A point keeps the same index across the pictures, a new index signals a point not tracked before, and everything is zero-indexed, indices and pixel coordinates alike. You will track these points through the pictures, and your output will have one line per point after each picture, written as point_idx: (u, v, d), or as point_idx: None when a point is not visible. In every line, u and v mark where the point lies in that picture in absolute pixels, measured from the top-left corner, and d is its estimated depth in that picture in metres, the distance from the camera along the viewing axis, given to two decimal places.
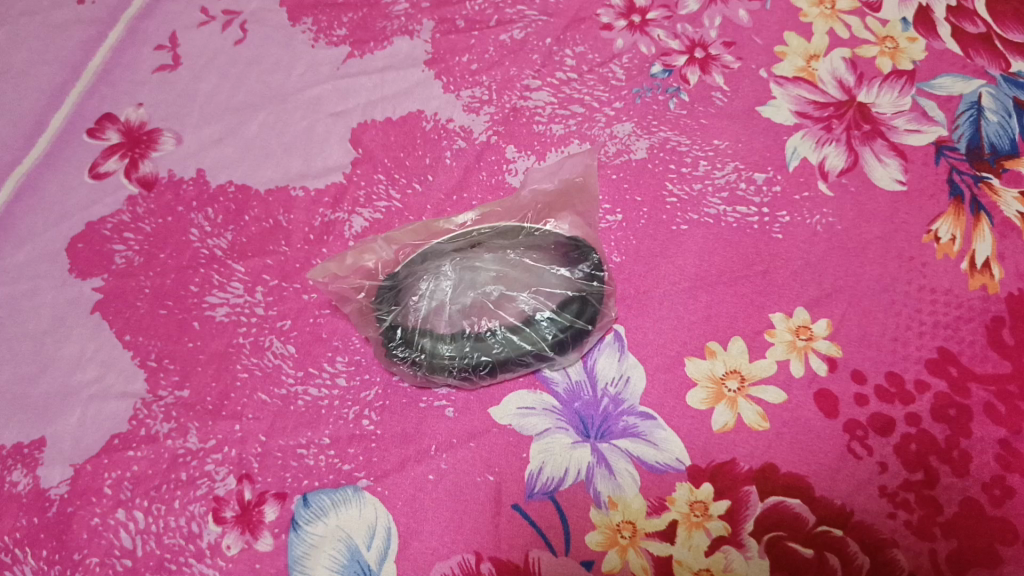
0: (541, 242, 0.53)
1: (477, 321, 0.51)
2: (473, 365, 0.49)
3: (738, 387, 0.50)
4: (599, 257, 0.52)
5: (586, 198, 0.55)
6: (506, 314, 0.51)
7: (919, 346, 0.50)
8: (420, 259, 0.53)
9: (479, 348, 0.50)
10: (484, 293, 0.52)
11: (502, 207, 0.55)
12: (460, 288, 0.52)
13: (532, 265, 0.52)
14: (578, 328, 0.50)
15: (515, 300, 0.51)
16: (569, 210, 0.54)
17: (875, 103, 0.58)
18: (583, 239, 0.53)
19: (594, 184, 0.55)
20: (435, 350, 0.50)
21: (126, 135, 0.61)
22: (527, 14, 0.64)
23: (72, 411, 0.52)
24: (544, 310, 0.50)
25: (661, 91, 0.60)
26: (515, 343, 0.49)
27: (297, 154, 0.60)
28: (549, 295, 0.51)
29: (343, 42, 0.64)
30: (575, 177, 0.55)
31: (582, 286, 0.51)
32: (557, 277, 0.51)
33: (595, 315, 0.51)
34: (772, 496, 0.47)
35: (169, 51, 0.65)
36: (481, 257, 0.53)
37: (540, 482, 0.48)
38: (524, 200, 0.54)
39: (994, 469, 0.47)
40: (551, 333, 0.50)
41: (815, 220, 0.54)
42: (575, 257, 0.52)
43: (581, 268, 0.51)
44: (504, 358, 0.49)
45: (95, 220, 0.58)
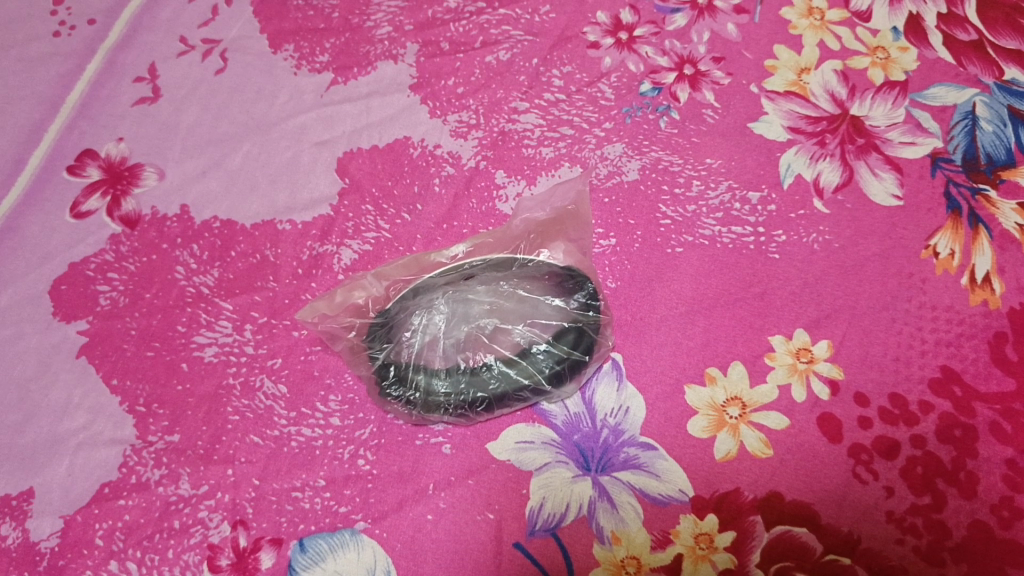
0: (535, 272, 0.52)
1: (472, 355, 0.51)
2: (469, 403, 0.49)
3: (740, 414, 0.49)
4: (594, 285, 0.51)
5: (581, 223, 0.54)
6: (502, 348, 0.51)
7: (922, 365, 0.49)
8: (414, 292, 0.52)
9: (474, 384, 0.49)
10: (477, 327, 0.52)
11: (493, 237, 0.54)
12: (454, 321, 0.52)
13: (525, 297, 0.52)
14: (575, 360, 0.49)
15: (510, 333, 0.51)
16: (562, 237, 0.53)
17: (868, 116, 0.57)
18: (576, 267, 0.52)
19: (588, 212, 0.55)
20: (429, 387, 0.49)
21: (107, 171, 0.60)
22: (513, 34, 0.63)
23: (59, 460, 0.50)
24: (539, 342, 0.50)
25: (651, 110, 0.59)
26: (512, 378, 0.49)
27: (284, 185, 0.59)
28: (545, 328, 0.51)
29: (326, 68, 0.63)
30: (566, 204, 0.55)
31: (578, 316, 0.50)
32: (553, 308, 0.51)
33: (592, 345, 0.50)
34: (778, 526, 0.46)
35: (148, 82, 0.64)
36: (473, 289, 0.53)
37: (542, 518, 0.47)
38: (517, 229, 0.54)
39: (1002, 490, 0.46)
40: (547, 365, 0.49)
41: (812, 238, 0.54)
42: (570, 287, 0.51)
43: (577, 297, 0.51)
44: (501, 393, 0.49)
45: (78, 261, 0.57)
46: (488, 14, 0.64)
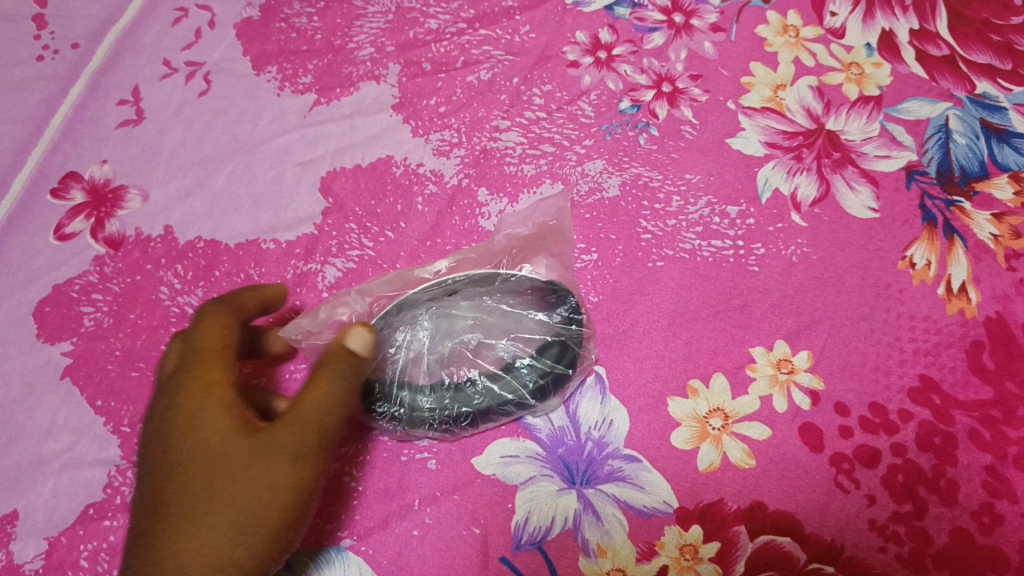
0: (518, 287, 0.52)
1: (459, 370, 0.52)
2: (454, 419, 0.49)
3: (722, 425, 0.49)
4: (577, 299, 0.52)
5: (564, 240, 0.54)
6: (488, 363, 0.52)
7: (900, 374, 0.50)
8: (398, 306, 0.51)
9: (458, 399, 0.49)
10: (463, 343, 0.53)
11: (475, 253, 0.53)
12: (439, 337, 0.53)
13: (509, 311, 0.53)
14: (558, 373, 0.50)
15: (493, 348, 0.52)
16: (544, 253, 0.53)
17: (844, 130, 0.58)
18: (559, 282, 0.52)
19: (568, 227, 0.55)
20: (415, 403, 0.49)
21: (91, 193, 0.60)
22: (493, 54, 0.64)
23: (43, 482, 0.50)
24: (522, 356, 0.51)
25: (631, 127, 0.60)
26: (497, 393, 0.49)
27: (267, 206, 0.59)
28: (528, 342, 0.52)
29: (309, 89, 0.63)
30: (549, 220, 0.55)
31: (561, 330, 0.51)
32: (536, 322, 0.52)
33: (575, 358, 0.51)
34: (762, 535, 0.47)
35: (132, 105, 0.64)
36: (457, 304, 0.53)
37: (528, 532, 0.48)
38: (499, 244, 0.53)
39: (981, 497, 0.47)
40: (531, 380, 0.50)
41: (790, 251, 0.54)
42: (552, 301, 0.52)
43: (559, 310, 0.52)
44: (485, 407, 0.49)
45: (62, 282, 0.57)
46: (469, 34, 0.65)
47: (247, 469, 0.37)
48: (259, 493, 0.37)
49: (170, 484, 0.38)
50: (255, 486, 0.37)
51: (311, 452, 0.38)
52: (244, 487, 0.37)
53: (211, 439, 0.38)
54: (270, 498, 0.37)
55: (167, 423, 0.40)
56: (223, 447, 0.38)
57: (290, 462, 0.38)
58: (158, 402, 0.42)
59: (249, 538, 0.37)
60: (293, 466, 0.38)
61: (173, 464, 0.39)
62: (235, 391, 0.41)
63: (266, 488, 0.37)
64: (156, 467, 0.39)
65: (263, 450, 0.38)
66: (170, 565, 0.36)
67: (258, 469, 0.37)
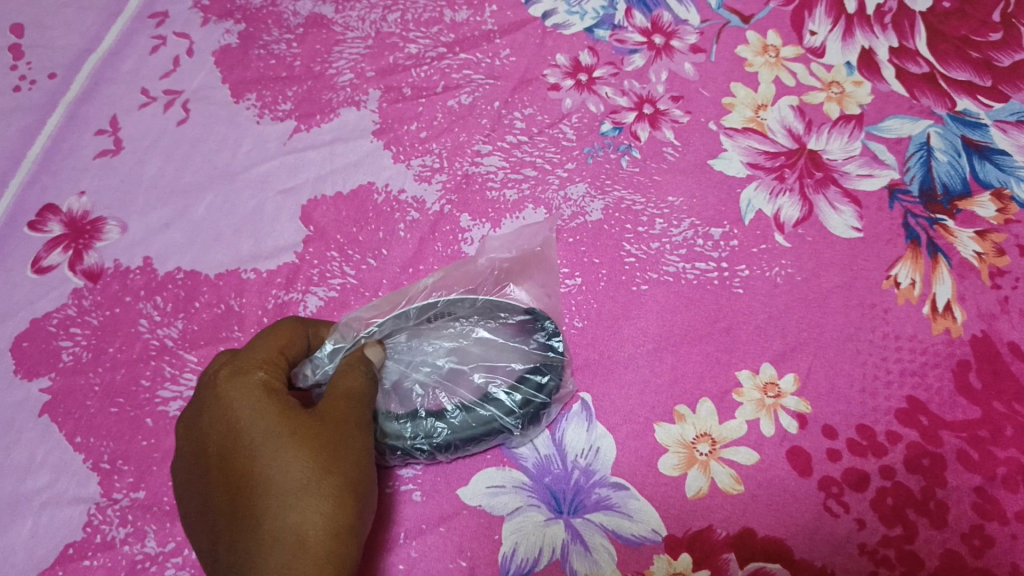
0: (498, 311, 0.52)
1: (433, 396, 0.51)
2: (428, 444, 0.48)
3: (710, 451, 0.49)
4: (553, 324, 0.51)
5: (547, 266, 0.55)
6: (464, 390, 0.51)
7: (887, 396, 0.50)
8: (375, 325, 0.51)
9: (437, 426, 0.49)
10: (438, 367, 0.52)
11: (458, 272, 0.54)
12: (414, 365, 0.52)
13: (486, 339, 0.53)
14: (538, 404, 0.49)
15: (470, 377, 0.51)
16: (525, 277, 0.54)
17: (826, 150, 0.58)
18: (539, 308, 0.52)
19: (551, 253, 0.55)
20: (387, 429, 0.48)
21: (69, 225, 0.60)
22: (474, 78, 0.63)
23: (22, 522, 0.49)
24: (500, 384, 0.50)
25: (613, 149, 0.59)
26: (474, 418, 0.48)
27: (248, 235, 0.59)
28: (507, 370, 0.51)
29: (289, 116, 0.63)
30: (534, 246, 0.55)
31: (540, 358, 0.51)
32: (514, 349, 0.52)
33: (555, 388, 0.50)
34: (752, 562, 0.47)
35: (110, 135, 0.63)
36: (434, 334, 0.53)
37: (515, 564, 0.47)
38: (482, 267, 0.54)
39: (972, 519, 0.47)
40: (511, 407, 0.49)
41: (774, 272, 0.54)
42: (530, 327, 0.52)
43: (538, 335, 0.51)
44: (466, 434, 0.48)
45: (40, 316, 0.56)
46: (449, 59, 0.64)
47: (336, 437, 0.40)
48: (351, 460, 0.40)
49: (267, 449, 0.39)
50: (345, 453, 0.40)
51: (366, 425, 0.43)
52: (337, 455, 0.40)
53: (295, 414, 0.41)
54: (357, 469, 0.40)
55: (232, 404, 0.41)
56: (306, 419, 0.41)
57: (358, 439, 0.42)
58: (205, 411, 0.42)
59: (348, 497, 0.39)
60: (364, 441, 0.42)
61: (269, 430, 0.40)
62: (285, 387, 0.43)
63: (352, 456, 0.40)
64: (238, 443, 0.40)
65: (341, 424, 0.41)
66: (294, 519, 0.38)
67: (344, 441, 0.41)
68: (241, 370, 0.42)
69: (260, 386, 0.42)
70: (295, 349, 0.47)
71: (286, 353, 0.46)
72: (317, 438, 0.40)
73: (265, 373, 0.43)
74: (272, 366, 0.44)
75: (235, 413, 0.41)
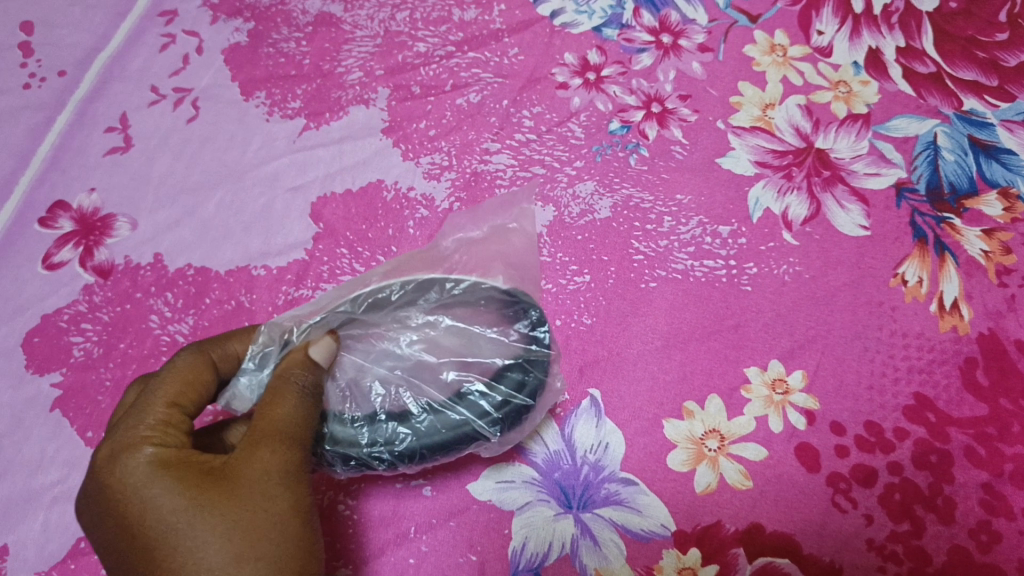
0: (469, 299, 0.46)
1: (395, 394, 0.45)
2: (390, 454, 0.43)
3: (718, 446, 0.49)
4: (540, 312, 0.47)
5: (526, 243, 0.49)
6: (431, 388, 0.45)
7: (895, 392, 0.50)
8: (315, 321, 0.44)
9: (403, 433, 0.44)
10: (402, 359, 0.46)
11: (419, 260, 0.47)
12: (373, 357, 0.45)
13: (461, 329, 0.46)
14: (518, 404, 0.44)
15: (439, 373, 0.45)
16: (500, 262, 0.47)
17: (833, 149, 0.58)
18: (518, 290, 0.47)
19: (525, 231, 0.49)
20: (343, 437, 0.43)
21: (79, 222, 0.60)
22: (482, 76, 0.64)
23: (34, 516, 0.50)
24: (474, 382, 0.45)
25: (621, 148, 0.60)
26: (443, 423, 0.44)
27: (257, 232, 0.59)
28: (482, 365, 0.45)
29: (298, 114, 0.63)
30: (508, 223, 0.50)
31: (521, 352, 0.46)
32: (492, 341, 0.46)
33: (537, 388, 0.45)
34: (761, 557, 0.47)
35: (119, 132, 0.63)
36: (398, 319, 0.46)
37: (525, 558, 0.47)
38: (447, 249, 0.48)
39: (979, 514, 0.47)
40: (486, 409, 0.44)
41: (783, 270, 0.54)
42: (511, 315, 0.46)
43: (519, 325, 0.46)
44: (436, 441, 0.43)
45: (51, 312, 0.56)
46: (458, 57, 0.65)
47: (246, 508, 0.36)
48: (270, 529, 0.36)
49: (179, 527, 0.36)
50: (259, 525, 0.36)
51: (294, 468, 0.38)
52: (250, 531, 0.36)
53: (193, 490, 0.36)
54: (280, 535, 0.36)
55: (119, 493, 0.37)
56: (205, 493, 0.36)
57: (277, 494, 0.37)
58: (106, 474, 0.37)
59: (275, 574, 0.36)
60: (287, 493, 0.37)
61: (174, 515, 0.36)
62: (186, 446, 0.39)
63: (269, 525, 0.36)
64: (134, 537, 0.36)
65: (252, 486, 0.37)
66: None
67: (257, 508, 0.36)
68: (124, 448, 0.38)
69: (147, 463, 0.37)
70: (201, 384, 0.41)
71: (186, 395, 0.40)
72: (220, 517, 0.36)
73: (152, 444, 0.37)
74: (166, 424, 0.39)
75: (124, 503, 0.37)
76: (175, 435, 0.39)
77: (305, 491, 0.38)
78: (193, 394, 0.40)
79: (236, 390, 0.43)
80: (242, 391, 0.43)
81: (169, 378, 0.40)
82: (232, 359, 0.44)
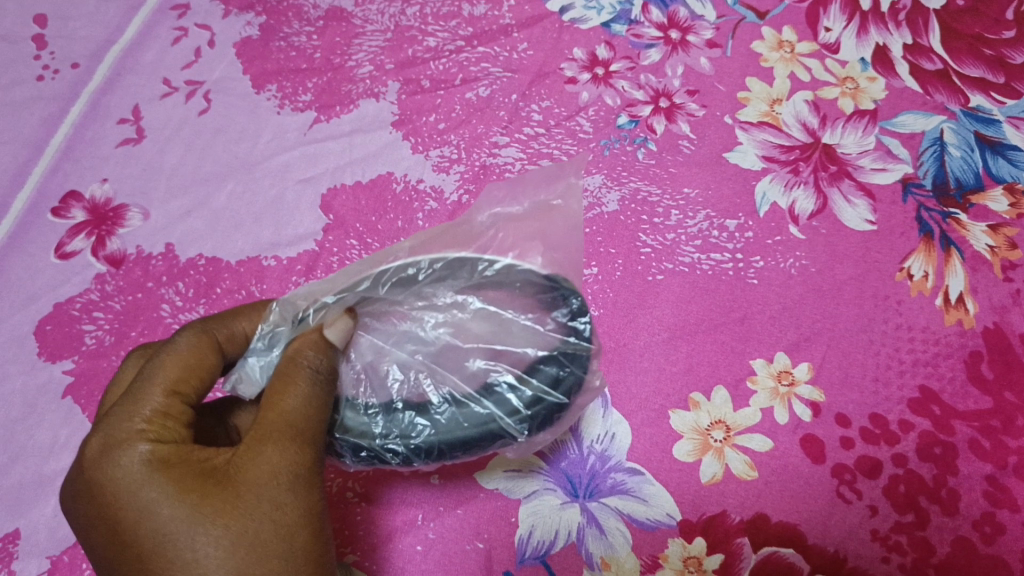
0: (506, 281, 0.42)
1: (416, 381, 0.42)
2: (404, 447, 0.41)
3: (724, 437, 0.50)
4: (581, 299, 0.42)
5: (571, 226, 0.42)
6: (456, 376, 0.42)
7: (900, 385, 0.51)
8: (332, 300, 0.41)
9: (421, 426, 0.41)
10: (425, 343, 0.42)
11: (447, 234, 0.42)
12: (395, 340, 0.42)
13: (494, 312, 0.42)
14: (551, 403, 0.41)
15: (466, 360, 0.42)
16: (538, 243, 0.42)
17: (840, 144, 0.59)
18: (559, 275, 0.42)
19: (573, 209, 0.42)
20: (356, 427, 0.41)
21: (92, 212, 0.60)
22: (492, 71, 0.64)
23: (46, 501, 0.50)
24: (505, 374, 0.41)
25: (629, 142, 0.60)
26: (466, 417, 0.41)
27: (268, 223, 0.59)
28: (515, 355, 0.42)
29: (309, 107, 0.64)
30: (552, 199, 0.42)
31: (558, 344, 0.41)
32: (526, 328, 0.42)
33: (574, 385, 0.42)
34: (765, 547, 0.47)
35: (132, 124, 0.64)
36: (424, 299, 0.42)
37: (531, 546, 0.48)
38: (481, 226, 0.42)
39: (983, 506, 0.47)
40: (514, 407, 0.41)
41: (789, 263, 0.55)
42: (548, 299, 0.42)
43: (558, 313, 0.42)
44: (457, 438, 0.41)
45: (63, 301, 0.57)
46: (468, 52, 0.65)
47: (250, 518, 0.35)
48: (275, 541, 0.35)
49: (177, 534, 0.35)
50: (263, 537, 0.35)
51: (303, 473, 0.37)
52: (252, 542, 0.35)
53: (192, 495, 0.35)
54: (286, 545, 0.36)
55: (112, 493, 0.36)
56: (205, 501, 0.35)
57: (285, 501, 0.36)
58: (101, 469, 0.36)
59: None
60: (296, 498, 0.36)
61: (171, 522, 0.35)
62: (186, 440, 0.37)
63: (274, 536, 0.35)
64: (129, 542, 0.35)
65: (257, 494, 0.35)
66: None
67: (262, 518, 0.35)
68: (118, 444, 0.36)
69: (142, 463, 0.36)
70: (203, 369, 0.39)
71: (187, 381, 0.39)
72: (223, 529, 0.35)
73: (148, 441, 0.36)
74: (164, 415, 0.37)
75: (117, 505, 0.36)
76: (174, 428, 0.37)
77: (315, 492, 0.37)
78: (194, 379, 0.39)
79: (243, 372, 0.41)
80: (251, 371, 0.41)
81: (167, 363, 0.38)
82: (238, 338, 0.42)
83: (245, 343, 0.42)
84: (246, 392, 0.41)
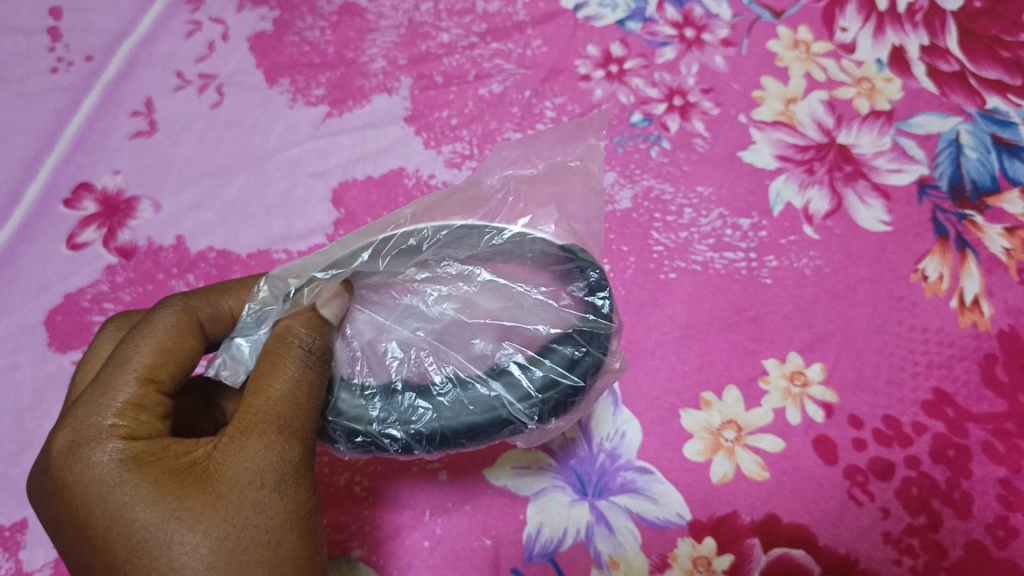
0: (518, 252, 0.41)
1: (418, 360, 0.42)
2: (404, 431, 0.40)
3: (735, 437, 0.49)
4: (600, 272, 0.41)
5: (589, 190, 0.42)
6: (461, 357, 0.42)
7: (914, 387, 0.50)
8: (325, 275, 0.39)
9: (423, 410, 0.41)
10: (430, 320, 0.43)
11: (454, 198, 0.41)
12: (397, 316, 0.43)
13: (504, 287, 0.42)
14: (565, 389, 0.40)
15: (472, 342, 0.43)
16: (555, 206, 0.41)
17: (856, 144, 0.58)
18: (576, 248, 0.41)
19: (591, 170, 0.42)
20: (351, 411, 0.41)
21: (103, 203, 0.60)
22: (505, 67, 0.64)
23: None
24: (517, 356, 0.41)
25: (642, 140, 0.60)
26: (471, 401, 0.40)
27: (279, 217, 0.59)
28: (526, 332, 0.42)
29: (321, 101, 0.64)
30: (570, 161, 0.42)
31: (576, 322, 0.41)
32: (539, 304, 0.42)
33: (592, 366, 0.40)
34: (776, 548, 0.47)
35: (144, 116, 0.64)
36: (429, 274, 0.43)
37: (540, 543, 0.47)
38: (492, 188, 0.42)
39: (996, 509, 0.47)
40: (524, 391, 0.40)
41: (803, 263, 0.54)
42: (565, 273, 0.42)
43: (575, 287, 0.41)
44: (459, 423, 0.40)
45: (73, 291, 0.57)
46: (481, 48, 0.65)
47: (230, 521, 0.34)
48: (256, 544, 0.34)
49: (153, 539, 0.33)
50: (244, 540, 0.34)
51: (287, 470, 0.36)
52: (231, 546, 0.34)
53: (167, 497, 0.34)
54: (268, 548, 0.35)
55: (82, 498, 0.34)
56: (181, 503, 0.34)
57: (269, 503, 0.35)
58: (71, 469, 0.35)
59: None
60: (279, 497, 0.35)
61: (147, 527, 0.33)
62: (161, 433, 0.36)
63: (256, 539, 0.34)
64: (100, 549, 0.34)
65: (236, 494, 0.34)
66: None
67: (243, 519, 0.34)
68: (88, 442, 0.35)
69: (114, 462, 0.34)
70: (182, 354, 0.38)
71: (163, 368, 0.37)
72: (200, 533, 0.34)
73: (120, 439, 0.35)
74: (138, 406, 0.36)
75: (89, 508, 0.34)
76: (148, 421, 0.36)
77: (302, 490, 0.36)
78: (170, 364, 0.37)
79: (231, 356, 0.40)
80: (240, 352, 0.40)
81: (143, 349, 0.37)
82: (224, 317, 0.41)
83: (232, 322, 0.41)
84: (229, 379, 0.40)
